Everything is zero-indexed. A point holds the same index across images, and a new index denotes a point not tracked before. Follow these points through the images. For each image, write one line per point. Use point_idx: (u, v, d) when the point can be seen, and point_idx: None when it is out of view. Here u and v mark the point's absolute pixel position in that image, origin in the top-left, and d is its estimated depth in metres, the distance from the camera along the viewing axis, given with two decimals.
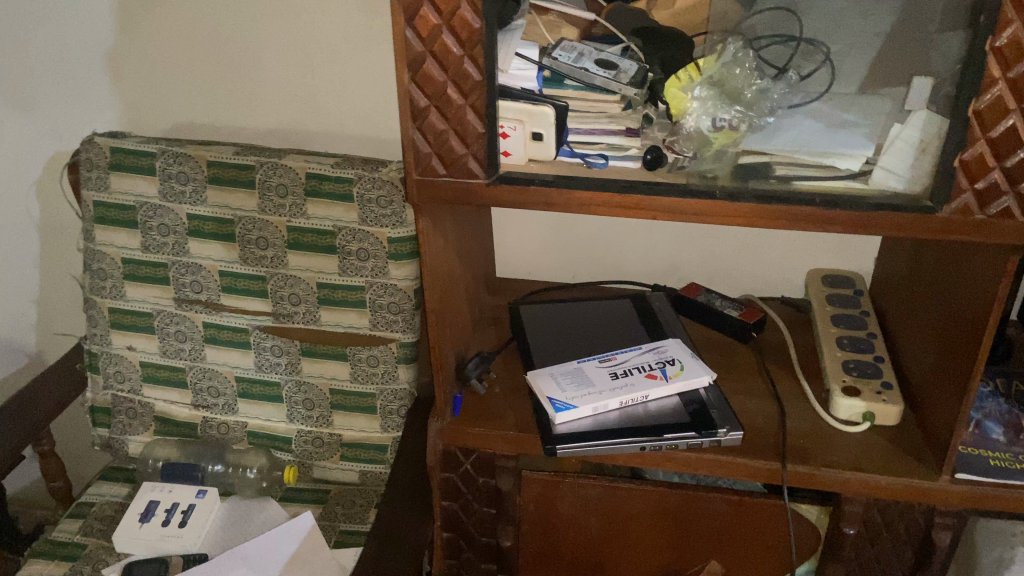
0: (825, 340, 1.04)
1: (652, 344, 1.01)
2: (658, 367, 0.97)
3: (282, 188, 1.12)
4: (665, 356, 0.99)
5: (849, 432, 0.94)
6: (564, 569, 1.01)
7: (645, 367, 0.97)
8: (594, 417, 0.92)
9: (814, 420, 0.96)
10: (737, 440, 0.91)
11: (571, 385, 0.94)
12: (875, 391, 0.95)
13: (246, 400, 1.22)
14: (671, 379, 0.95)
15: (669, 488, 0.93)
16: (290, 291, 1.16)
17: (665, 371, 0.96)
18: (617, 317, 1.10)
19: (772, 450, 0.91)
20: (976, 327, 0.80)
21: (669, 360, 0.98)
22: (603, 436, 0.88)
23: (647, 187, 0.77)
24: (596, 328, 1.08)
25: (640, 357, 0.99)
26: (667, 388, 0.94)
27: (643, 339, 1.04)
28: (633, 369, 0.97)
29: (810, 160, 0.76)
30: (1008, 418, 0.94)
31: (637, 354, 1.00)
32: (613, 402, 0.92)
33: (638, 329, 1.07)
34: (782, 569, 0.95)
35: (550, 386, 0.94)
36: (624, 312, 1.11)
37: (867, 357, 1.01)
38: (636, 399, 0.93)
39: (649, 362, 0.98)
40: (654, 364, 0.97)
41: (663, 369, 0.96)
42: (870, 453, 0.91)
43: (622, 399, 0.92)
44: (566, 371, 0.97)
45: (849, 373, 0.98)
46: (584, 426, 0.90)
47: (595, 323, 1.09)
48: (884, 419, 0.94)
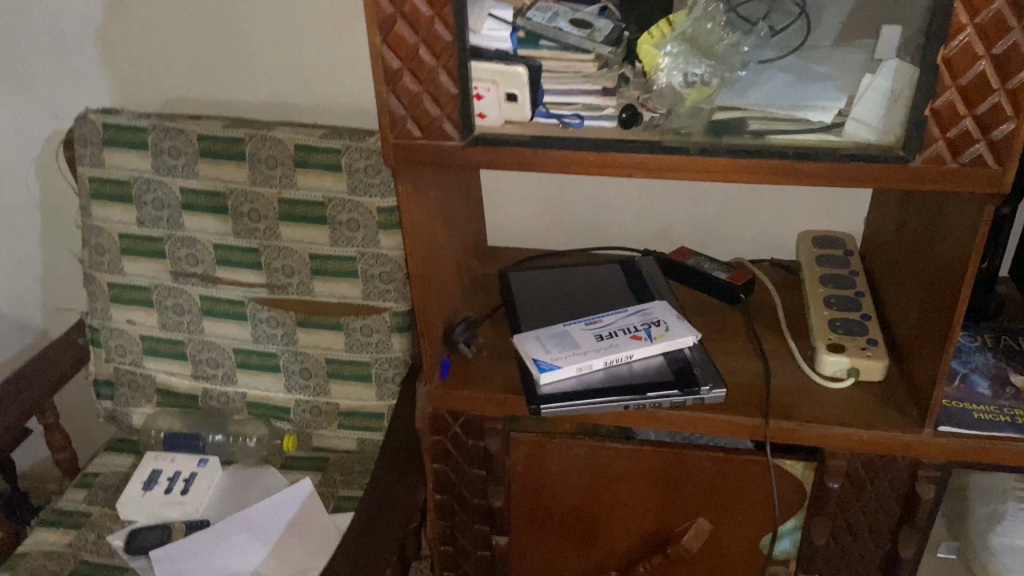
0: (812, 300, 1.04)
1: (638, 306, 1.02)
2: (643, 329, 0.98)
3: (271, 160, 1.13)
4: (650, 318, 1.00)
5: (833, 388, 0.94)
6: (555, 530, 1.03)
7: (630, 329, 0.98)
8: (578, 377, 0.93)
9: (799, 378, 0.96)
10: (721, 398, 0.91)
11: (556, 347, 0.95)
12: (860, 347, 0.96)
13: (244, 371, 1.24)
14: (655, 339, 0.96)
15: (655, 447, 0.94)
16: (284, 263, 1.18)
17: (650, 332, 0.97)
18: (606, 281, 1.11)
19: (756, 407, 0.92)
20: (954, 280, 0.80)
21: (654, 321, 0.99)
22: (586, 395, 0.89)
23: (621, 145, 0.77)
24: (585, 292, 1.08)
25: (625, 319, 1.00)
26: (652, 348, 0.95)
27: (630, 301, 1.05)
28: (618, 331, 0.98)
29: (783, 114, 0.76)
30: (994, 371, 0.94)
31: (622, 316, 1.00)
32: (597, 363, 0.93)
33: (625, 292, 1.07)
34: (769, 525, 0.96)
35: (535, 348, 0.95)
36: (613, 277, 1.12)
37: (854, 315, 1.01)
38: (620, 359, 0.94)
39: (635, 324, 0.99)
40: (639, 325, 0.98)
41: (648, 330, 0.97)
42: (854, 408, 0.91)
43: (606, 359, 0.93)
44: (551, 334, 0.98)
45: (835, 331, 0.98)
46: (568, 386, 0.91)
47: (583, 288, 1.09)
48: (869, 374, 0.94)
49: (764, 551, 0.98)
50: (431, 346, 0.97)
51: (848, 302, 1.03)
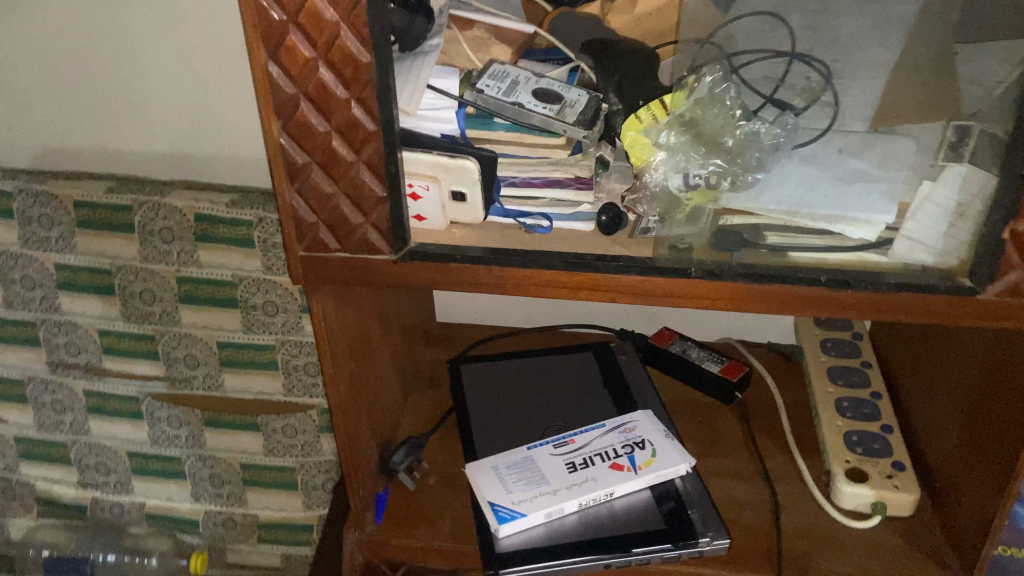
0: (823, 404, 0.88)
1: (618, 418, 0.83)
2: (625, 454, 0.79)
3: (166, 233, 0.91)
4: (633, 437, 0.81)
5: (857, 527, 0.78)
6: None
7: (610, 454, 0.79)
8: (546, 526, 0.74)
9: (813, 511, 0.80)
10: (723, 549, 0.74)
11: (518, 484, 0.76)
12: (884, 474, 0.80)
13: (143, 477, 1.03)
14: (641, 470, 0.77)
15: None
16: (186, 352, 0.97)
17: (633, 459, 0.78)
18: (578, 374, 0.91)
19: (765, 556, 0.75)
20: (1015, 429, 0.63)
21: (638, 441, 0.80)
22: (559, 556, 0.71)
23: (605, 266, 0.58)
24: (552, 392, 0.89)
25: (602, 438, 0.81)
26: (636, 482, 0.76)
27: (608, 409, 0.86)
28: (594, 456, 0.79)
29: (813, 227, 0.59)
30: None
31: (599, 433, 0.81)
32: (570, 505, 0.74)
33: (601, 393, 0.89)
34: None
35: (491, 487, 0.76)
36: (586, 367, 0.93)
37: (873, 427, 0.85)
38: (598, 498, 0.76)
39: (615, 447, 0.80)
40: (620, 448, 0.80)
41: (630, 455, 0.79)
42: (883, 557, 0.75)
43: (581, 501, 0.75)
44: (512, 462, 0.78)
45: (853, 450, 0.83)
46: (534, 541, 0.73)
47: (551, 385, 0.90)
48: (897, 509, 0.78)
49: None
50: (364, 484, 0.77)
51: (865, 408, 0.87)
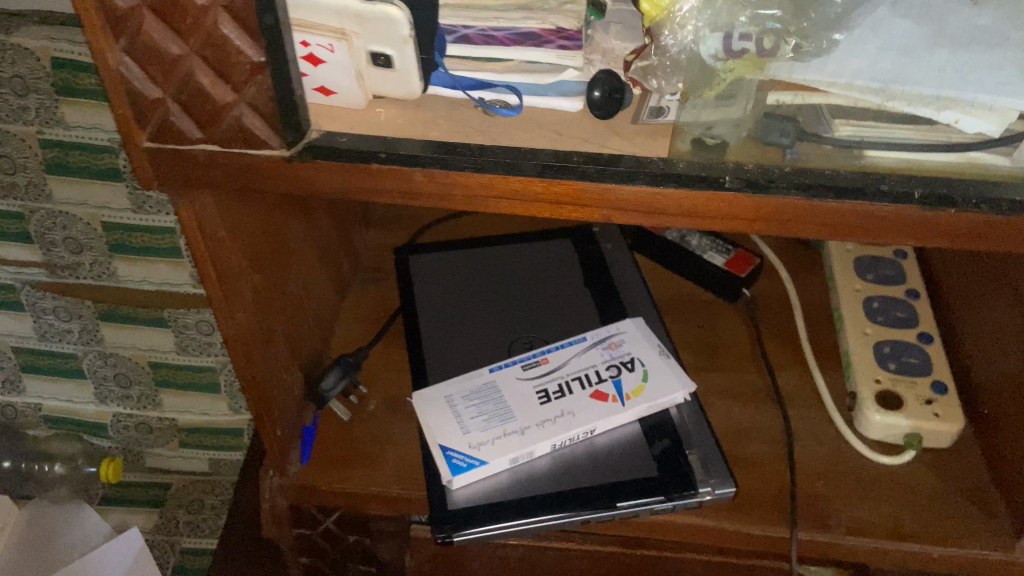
0: (848, 306, 0.73)
1: (600, 331, 0.67)
2: (609, 379, 0.64)
3: (18, 83, 0.67)
4: (620, 355, 0.66)
5: (884, 463, 0.64)
6: None
7: (591, 379, 0.64)
8: (511, 473, 0.60)
9: (832, 442, 0.66)
10: (727, 498, 0.61)
11: (477, 423, 0.61)
12: (922, 399, 0.65)
13: (36, 375, 0.87)
14: (629, 400, 0.62)
15: (623, 548, 0.65)
16: (65, 235, 0.77)
17: (620, 385, 0.63)
18: (551, 270, 0.75)
19: (774, 502, 0.62)
20: None
21: (625, 360, 0.65)
22: (524, 514, 0.57)
23: (598, 173, 0.39)
24: (518, 295, 0.73)
25: (582, 357, 0.66)
26: (622, 416, 0.62)
27: (590, 319, 0.70)
28: (571, 382, 0.63)
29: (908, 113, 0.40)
30: None
31: (577, 351, 0.66)
32: (540, 448, 0.60)
33: (581, 296, 0.73)
34: None
35: (443, 427, 0.61)
36: (563, 262, 0.76)
37: (908, 337, 0.70)
38: (576, 437, 0.61)
39: (597, 369, 0.64)
40: (604, 371, 0.64)
41: (616, 381, 0.64)
42: (916, 503, 0.62)
43: (553, 442, 0.60)
44: (470, 392, 0.63)
45: (885, 366, 0.68)
46: (496, 495, 0.59)
47: (517, 287, 0.74)
48: (934, 441, 0.65)
49: None
50: (283, 420, 0.61)
51: (898, 311, 0.72)
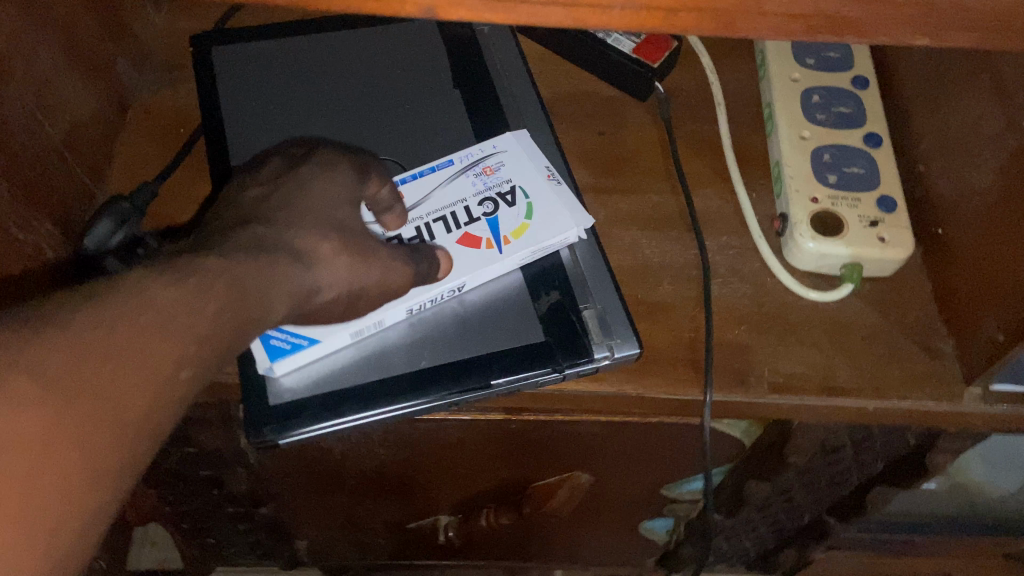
0: (783, 99, 0.59)
1: (472, 153, 0.52)
2: (483, 216, 0.49)
3: None
4: (496, 184, 0.50)
5: (815, 300, 0.53)
6: (352, 491, 0.65)
7: (458, 220, 0.49)
8: (356, 349, 0.47)
9: (756, 276, 0.55)
10: (630, 358, 0.50)
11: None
12: (866, 221, 0.53)
13: None
14: (507, 246, 0.48)
15: (506, 415, 0.54)
16: None
17: (495, 226, 0.49)
18: (409, 73, 0.58)
19: (686, 357, 0.51)
20: None
21: (504, 190, 0.50)
22: (369, 407, 0.46)
23: None
24: (366, 106, 0.56)
25: (449, 189, 0.50)
26: (497, 270, 0.48)
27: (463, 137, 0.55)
28: (432, 225, 0.49)
29: None
30: None
31: (442, 182, 0.51)
32: (391, 318, 0.47)
33: (450, 104, 0.56)
34: (681, 472, 0.62)
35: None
36: (428, 60, 0.58)
37: (852, 140, 0.57)
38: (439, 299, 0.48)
39: (466, 204, 0.50)
40: (476, 207, 0.49)
41: (492, 218, 0.49)
42: (849, 347, 0.52)
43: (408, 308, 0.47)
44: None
45: (825, 179, 0.55)
46: (339, 381, 0.46)
47: (366, 95, 0.56)
48: (874, 270, 0.54)
49: (666, 495, 0.67)
50: (28, 286, 0.46)
51: (842, 107, 0.58)
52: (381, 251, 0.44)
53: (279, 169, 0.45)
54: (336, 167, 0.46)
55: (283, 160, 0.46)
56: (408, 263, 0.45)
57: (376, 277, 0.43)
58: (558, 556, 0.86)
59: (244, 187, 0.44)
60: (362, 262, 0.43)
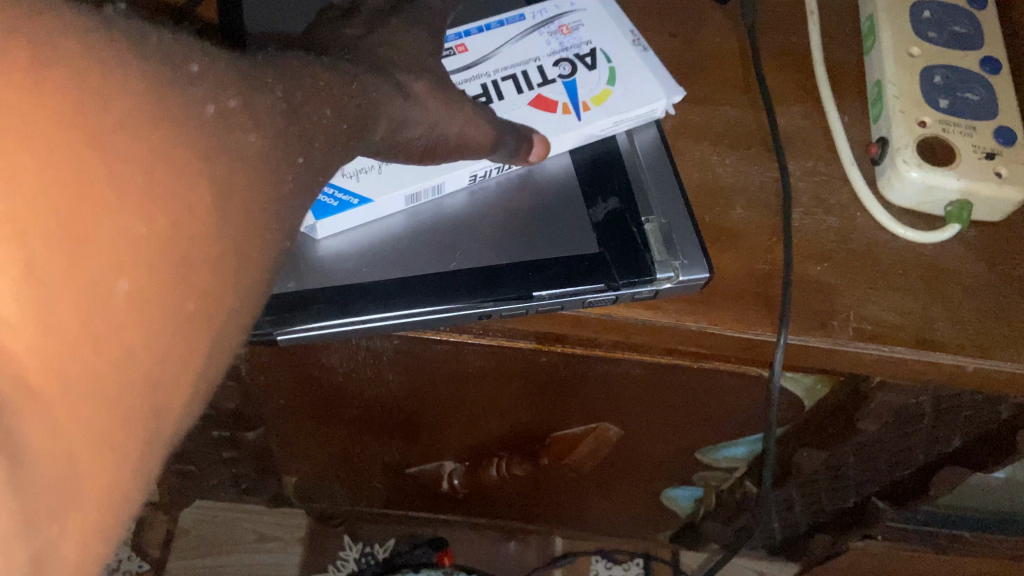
0: (889, 11, 0.50)
1: (547, 11, 0.47)
2: (559, 77, 0.44)
3: None
4: (574, 46, 0.45)
5: (912, 240, 0.45)
6: (351, 422, 0.58)
7: (531, 80, 0.44)
8: (411, 216, 0.41)
9: (844, 208, 0.47)
10: (694, 285, 0.42)
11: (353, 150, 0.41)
12: (980, 153, 0.45)
13: None
14: (586, 112, 0.43)
15: (538, 344, 0.46)
16: None
17: (572, 90, 0.43)
18: None
19: (758, 292, 0.43)
20: None
21: (582, 53, 0.45)
22: (388, 305, 0.38)
23: None
24: None
25: (521, 48, 0.45)
26: (575, 137, 0.42)
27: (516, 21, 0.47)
28: (500, 84, 0.44)
29: None
30: None
31: (513, 40, 0.46)
32: (448, 183, 0.41)
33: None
34: (724, 433, 0.55)
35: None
36: None
37: (967, 63, 0.49)
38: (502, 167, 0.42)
39: (540, 64, 0.45)
40: (552, 68, 0.44)
41: (570, 81, 0.44)
42: (949, 296, 0.44)
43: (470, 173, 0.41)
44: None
45: (934, 103, 0.47)
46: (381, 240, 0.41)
47: None
48: (983, 212, 0.46)
49: (700, 461, 0.60)
50: None
51: (957, 26, 0.50)
52: (469, 97, 0.38)
53: (372, 14, 0.39)
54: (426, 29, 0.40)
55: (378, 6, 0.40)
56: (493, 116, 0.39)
57: (460, 125, 0.38)
58: (565, 522, 0.79)
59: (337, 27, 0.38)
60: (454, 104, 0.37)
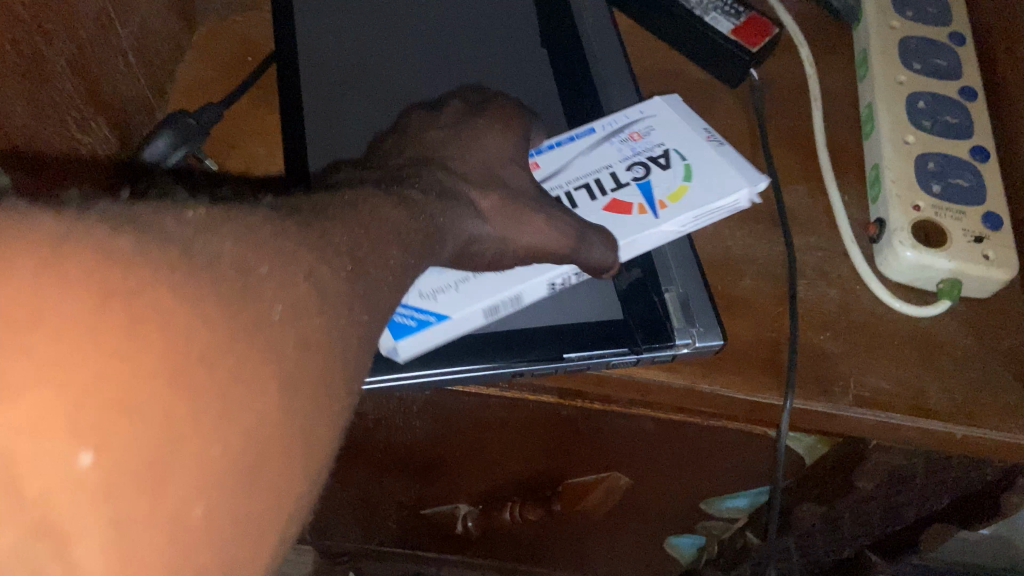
0: (886, 101, 0.55)
1: (615, 120, 0.48)
2: (634, 181, 0.45)
3: None
4: (646, 149, 0.47)
5: (907, 314, 0.50)
6: (377, 466, 0.61)
7: (604, 187, 0.45)
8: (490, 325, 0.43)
9: (844, 281, 0.51)
10: (709, 351, 0.46)
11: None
12: (969, 236, 0.50)
13: None
14: (663, 211, 0.44)
15: (560, 400, 0.50)
16: None
17: (647, 192, 0.45)
18: (495, 32, 0.54)
19: (766, 358, 0.47)
20: None
21: (655, 155, 0.46)
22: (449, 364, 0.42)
23: None
24: (448, 57, 0.52)
25: (592, 157, 0.47)
26: (651, 236, 0.44)
27: (549, 97, 0.51)
28: (573, 194, 0.45)
29: None
30: None
31: (585, 149, 0.47)
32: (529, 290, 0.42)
33: (538, 59, 0.53)
34: (729, 485, 0.58)
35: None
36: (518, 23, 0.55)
37: (958, 151, 0.53)
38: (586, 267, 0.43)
39: (613, 170, 0.46)
40: (625, 172, 0.46)
41: (644, 183, 0.45)
42: (941, 366, 0.48)
43: (549, 284, 0.43)
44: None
45: (927, 188, 0.51)
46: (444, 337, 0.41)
47: (448, 46, 0.53)
48: (972, 289, 0.50)
49: (705, 510, 0.63)
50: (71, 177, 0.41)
51: (949, 116, 0.54)
52: (537, 212, 0.40)
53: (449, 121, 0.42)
54: (506, 128, 0.43)
55: (463, 106, 0.44)
56: (568, 220, 0.40)
57: (526, 236, 0.39)
58: (570, 565, 0.81)
59: (424, 127, 0.42)
60: (516, 222, 0.39)
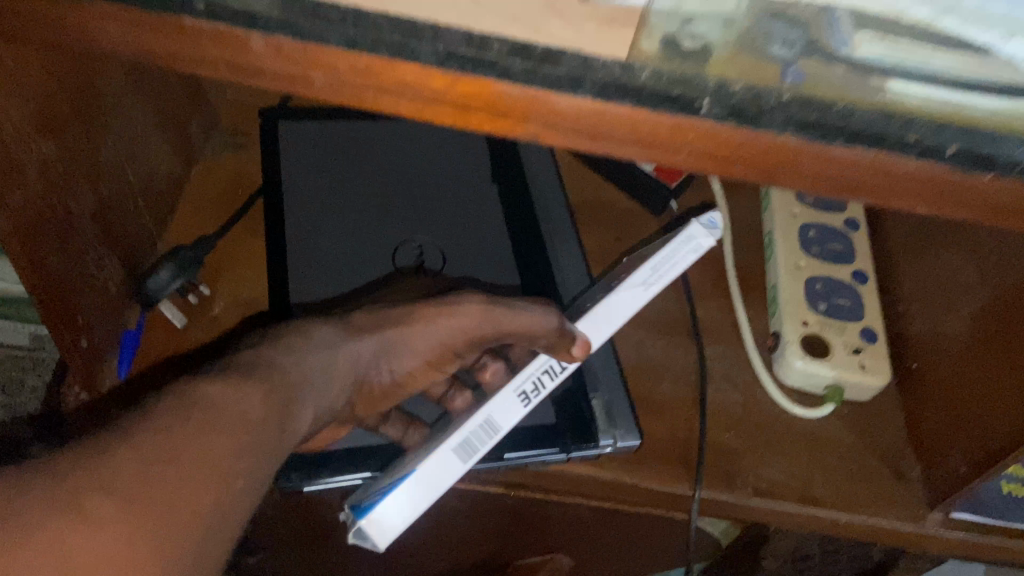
0: (783, 231, 0.65)
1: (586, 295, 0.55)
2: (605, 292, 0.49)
3: None
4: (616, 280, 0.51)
5: (799, 415, 0.58)
6: (343, 551, 0.67)
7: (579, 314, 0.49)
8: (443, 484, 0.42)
9: (748, 386, 0.60)
10: (630, 449, 0.54)
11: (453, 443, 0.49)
12: (849, 348, 0.59)
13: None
14: (627, 279, 0.46)
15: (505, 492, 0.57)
16: None
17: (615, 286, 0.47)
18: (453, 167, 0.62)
19: (679, 455, 0.55)
20: None
21: (626, 284, 0.52)
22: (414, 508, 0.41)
23: (526, 75, 0.27)
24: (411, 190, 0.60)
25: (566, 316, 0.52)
26: (630, 290, 0.45)
27: (494, 221, 0.60)
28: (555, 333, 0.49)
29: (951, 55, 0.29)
30: None
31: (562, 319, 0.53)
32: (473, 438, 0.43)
33: (485, 184, 0.62)
34: (658, 566, 0.65)
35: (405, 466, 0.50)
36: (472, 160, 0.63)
37: (842, 274, 0.63)
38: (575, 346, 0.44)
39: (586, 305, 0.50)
40: (599, 295, 0.50)
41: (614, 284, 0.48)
42: (827, 460, 0.56)
43: (518, 395, 0.44)
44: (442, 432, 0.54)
45: (815, 306, 0.61)
46: (424, 462, 0.42)
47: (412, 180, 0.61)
48: (853, 393, 0.59)
49: None
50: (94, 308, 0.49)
51: (835, 244, 0.64)
52: (466, 302, 0.48)
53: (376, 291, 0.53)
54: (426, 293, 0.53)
55: None
56: (498, 305, 0.47)
57: (455, 322, 0.47)
58: None
59: None
60: (447, 317, 0.47)
